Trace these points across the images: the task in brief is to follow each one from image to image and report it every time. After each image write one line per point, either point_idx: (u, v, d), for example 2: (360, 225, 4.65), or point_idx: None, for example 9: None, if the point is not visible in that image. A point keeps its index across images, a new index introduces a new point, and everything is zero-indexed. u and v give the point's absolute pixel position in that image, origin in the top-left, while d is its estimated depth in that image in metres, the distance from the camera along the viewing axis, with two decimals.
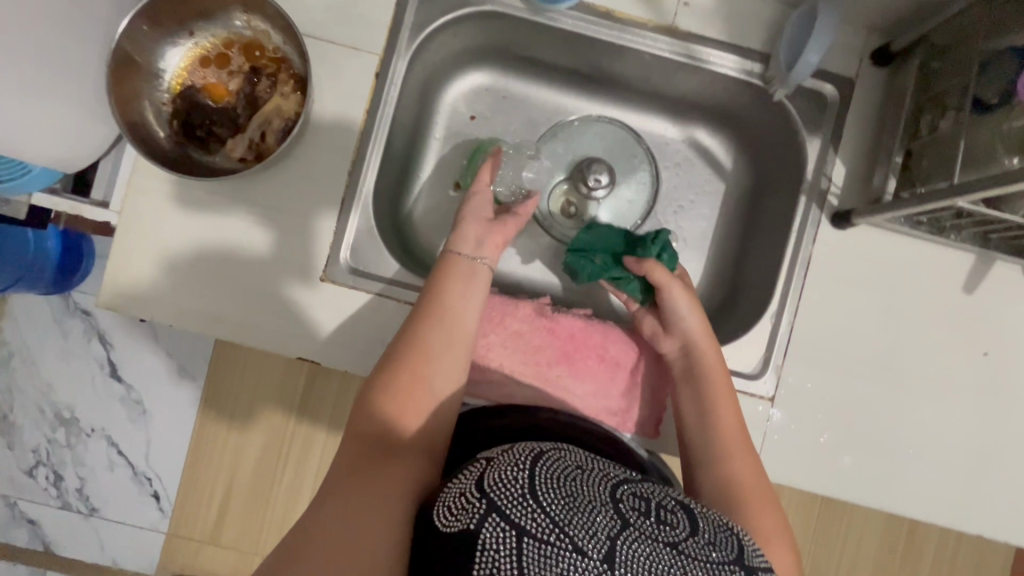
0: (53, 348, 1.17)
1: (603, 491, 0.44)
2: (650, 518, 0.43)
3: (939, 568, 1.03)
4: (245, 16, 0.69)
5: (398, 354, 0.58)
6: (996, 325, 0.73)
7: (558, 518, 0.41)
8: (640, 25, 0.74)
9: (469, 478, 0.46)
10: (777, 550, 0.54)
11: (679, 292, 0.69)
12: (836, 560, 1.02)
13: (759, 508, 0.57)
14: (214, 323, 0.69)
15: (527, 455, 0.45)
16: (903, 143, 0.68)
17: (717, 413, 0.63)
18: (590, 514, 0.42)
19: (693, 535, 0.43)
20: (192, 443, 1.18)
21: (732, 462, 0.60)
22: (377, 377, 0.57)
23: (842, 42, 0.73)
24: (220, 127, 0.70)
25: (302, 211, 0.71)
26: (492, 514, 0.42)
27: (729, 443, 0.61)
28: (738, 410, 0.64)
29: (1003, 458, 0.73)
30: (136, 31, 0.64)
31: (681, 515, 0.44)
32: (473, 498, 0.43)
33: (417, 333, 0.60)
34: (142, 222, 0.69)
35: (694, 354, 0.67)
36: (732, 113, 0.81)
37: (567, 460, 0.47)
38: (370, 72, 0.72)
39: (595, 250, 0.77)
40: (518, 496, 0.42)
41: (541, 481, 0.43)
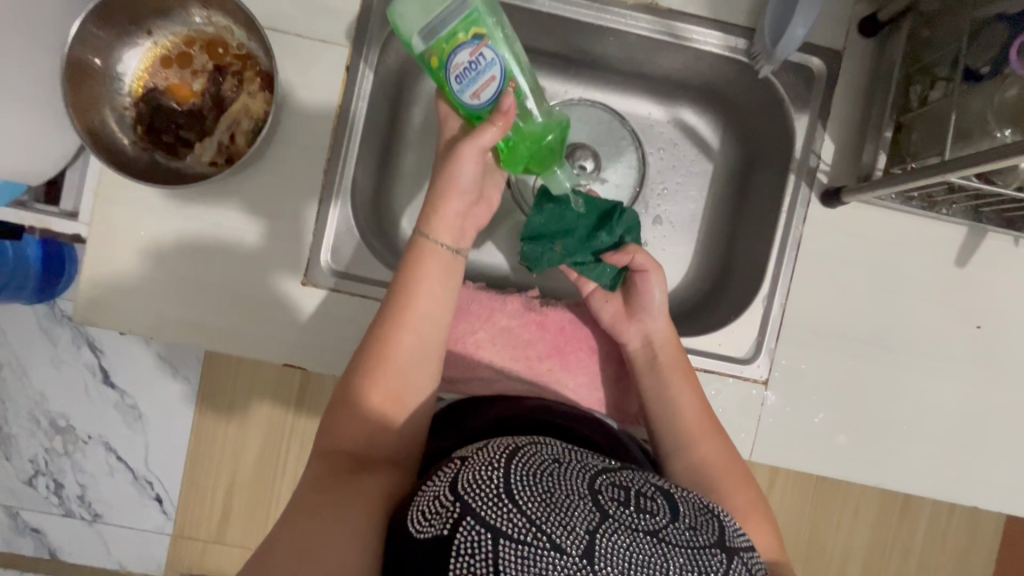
0: (41, 359, 1.16)
1: (581, 484, 0.44)
2: (629, 507, 0.43)
3: (933, 535, 1.04)
4: (205, 12, 0.66)
5: (372, 361, 0.57)
6: (989, 296, 0.72)
7: (534, 516, 0.42)
8: (619, 3, 0.71)
9: (444, 480, 0.46)
10: (754, 522, 0.57)
11: (656, 279, 0.67)
12: (834, 532, 1.03)
13: (731, 486, 0.59)
14: (198, 331, 0.69)
15: (502, 453, 0.46)
16: (894, 116, 0.66)
17: (679, 402, 0.63)
18: (567, 509, 0.42)
19: (672, 522, 0.43)
20: (189, 446, 1.18)
21: (700, 448, 0.61)
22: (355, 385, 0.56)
23: (828, 13, 0.71)
24: (188, 131, 0.67)
25: (279, 213, 0.69)
26: (467, 517, 0.42)
27: (694, 429, 0.62)
28: (701, 394, 0.64)
29: (997, 430, 0.73)
30: (88, 35, 0.61)
31: (660, 502, 0.45)
32: (449, 499, 0.43)
33: (389, 337, 0.57)
34: (118, 233, 0.68)
35: (657, 345, 0.66)
36: (719, 90, 0.79)
37: (544, 454, 0.47)
38: (340, 66, 0.69)
39: (551, 236, 0.73)
40: (493, 495, 0.42)
41: (517, 478, 0.43)
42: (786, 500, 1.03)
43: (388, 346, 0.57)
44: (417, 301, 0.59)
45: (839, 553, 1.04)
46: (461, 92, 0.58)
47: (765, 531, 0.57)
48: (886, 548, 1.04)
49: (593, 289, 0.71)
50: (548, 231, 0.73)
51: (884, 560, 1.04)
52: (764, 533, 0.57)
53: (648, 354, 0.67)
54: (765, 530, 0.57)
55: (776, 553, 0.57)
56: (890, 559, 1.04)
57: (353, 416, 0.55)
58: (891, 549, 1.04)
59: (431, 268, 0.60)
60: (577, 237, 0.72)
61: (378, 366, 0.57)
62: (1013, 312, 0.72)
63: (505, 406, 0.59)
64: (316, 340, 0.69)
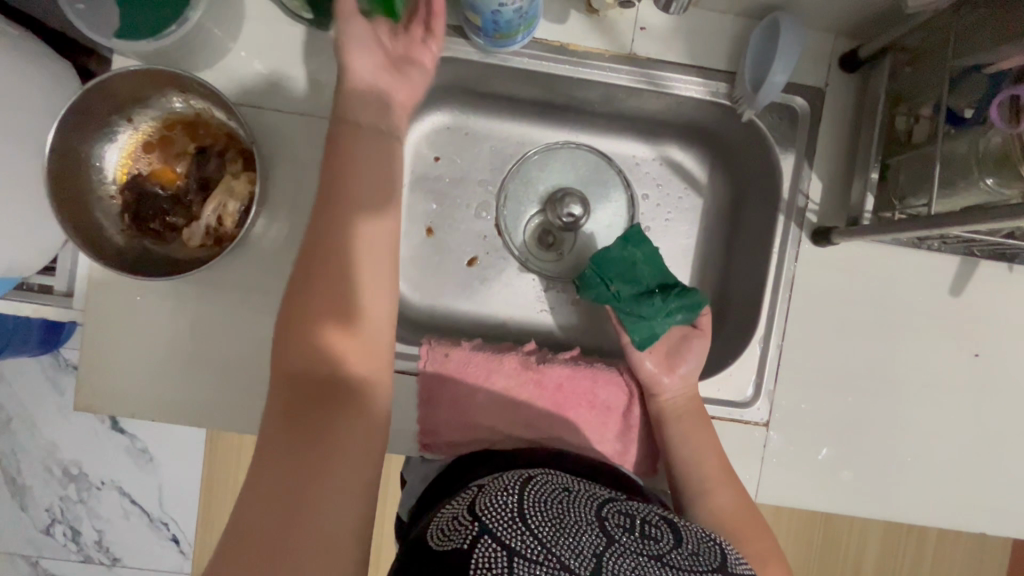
0: (50, 409, 1.16)
1: (588, 512, 0.48)
2: (633, 533, 0.47)
3: (942, 547, 1.05)
4: (182, 97, 0.65)
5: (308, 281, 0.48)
6: (986, 324, 0.72)
7: (546, 539, 0.45)
8: (599, 55, 0.71)
9: (461, 503, 0.49)
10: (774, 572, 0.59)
11: (700, 345, 0.72)
12: (845, 551, 1.04)
13: (747, 535, 0.61)
14: (201, 406, 0.69)
15: (515, 481, 0.50)
16: (879, 156, 0.65)
17: (699, 453, 0.66)
18: (576, 533, 0.46)
19: (676, 547, 0.47)
20: (204, 487, 1.18)
21: (717, 498, 0.63)
22: (295, 317, 0.48)
23: (808, 51, 0.70)
24: (174, 216, 0.67)
25: (274, 288, 0.69)
26: (484, 536, 0.44)
27: (715, 479, 0.64)
28: (719, 447, 0.67)
29: (1002, 459, 0.73)
30: (67, 131, 0.61)
31: (664, 529, 0.49)
32: (466, 519, 0.46)
33: (327, 241, 0.49)
34: (112, 317, 0.68)
35: (684, 401, 0.70)
36: (703, 128, 0.78)
37: (554, 484, 0.52)
38: (322, 138, 0.69)
39: (613, 276, 0.74)
40: (509, 517, 0.46)
41: (529, 503, 0.47)
42: (795, 519, 1.03)
43: (334, 246, 0.50)
44: (358, 189, 0.50)
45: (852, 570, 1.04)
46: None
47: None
48: (897, 564, 1.04)
49: (626, 343, 0.73)
50: (612, 270, 0.74)
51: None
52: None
53: (668, 407, 0.70)
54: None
55: None
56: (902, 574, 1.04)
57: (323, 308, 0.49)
58: (902, 563, 1.04)
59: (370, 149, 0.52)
60: (638, 290, 0.73)
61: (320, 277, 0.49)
62: (1011, 340, 0.72)
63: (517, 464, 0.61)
64: None
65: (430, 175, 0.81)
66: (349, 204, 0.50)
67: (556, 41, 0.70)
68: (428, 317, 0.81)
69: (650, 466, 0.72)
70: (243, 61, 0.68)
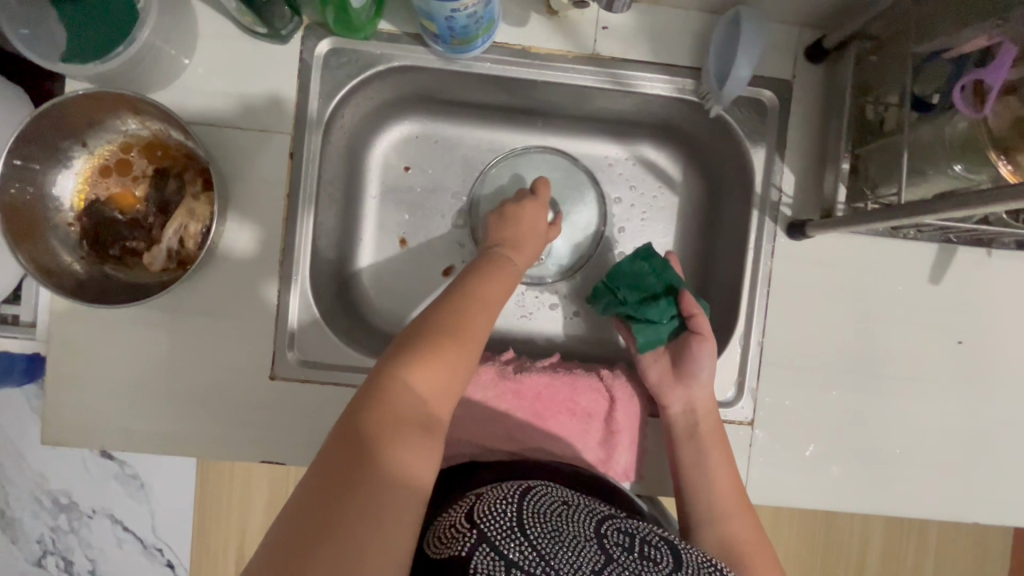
0: (35, 440, 1.13)
1: (588, 527, 0.48)
2: (632, 553, 0.46)
3: (946, 536, 1.04)
4: (137, 118, 0.64)
5: (437, 353, 0.50)
6: (968, 311, 0.71)
7: (544, 552, 0.44)
8: (560, 57, 0.70)
9: (460, 511, 0.49)
10: None
11: (708, 348, 0.68)
12: (847, 543, 1.03)
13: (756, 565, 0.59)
14: (175, 433, 0.68)
15: (517, 491, 0.49)
16: (849, 146, 0.64)
17: (718, 478, 0.64)
18: (575, 549, 0.45)
19: (675, 570, 0.45)
20: (197, 510, 1.16)
21: (731, 524, 0.61)
22: (413, 368, 0.48)
23: (773, 44, 0.69)
24: (134, 241, 0.65)
25: (243, 308, 0.68)
26: (483, 544, 0.44)
27: (729, 506, 0.62)
28: (736, 470, 0.65)
29: (993, 447, 0.72)
30: (17, 159, 0.59)
31: (664, 550, 0.47)
32: (465, 526, 0.46)
33: (467, 329, 0.53)
34: (78, 346, 0.67)
35: (700, 414, 0.67)
36: (675, 126, 0.77)
37: (554, 496, 0.51)
38: (284, 153, 0.68)
39: (623, 287, 0.73)
40: (508, 529, 0.45)
41: (530, 516, 0.47)
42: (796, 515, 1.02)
43: (456, 307, 0.55)
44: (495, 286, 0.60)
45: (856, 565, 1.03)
46: (364, 6, 0.63)
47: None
48: (901, 556, 1.03)
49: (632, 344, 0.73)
50: (621, 281, 0.74)
51: (899, 568, 1.03)
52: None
53: (687, 422, 0.67)
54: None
55: None
56: (906, 567, 1.03)
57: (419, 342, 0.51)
58: (906, 556, 1.03)
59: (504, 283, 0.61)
60: (647, 301, 0.72)
61: (441, 353, 0.50)
62: (995, 326, 0.71)
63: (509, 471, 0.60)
64: (295, 428, 0.69)
65: (400, 186, 0.80)
66: (487, 311, 0.56)
67: (518, 45, 0.69)
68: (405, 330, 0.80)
69: (638, 473, 0.71)
70: (200, 79, 0.67)
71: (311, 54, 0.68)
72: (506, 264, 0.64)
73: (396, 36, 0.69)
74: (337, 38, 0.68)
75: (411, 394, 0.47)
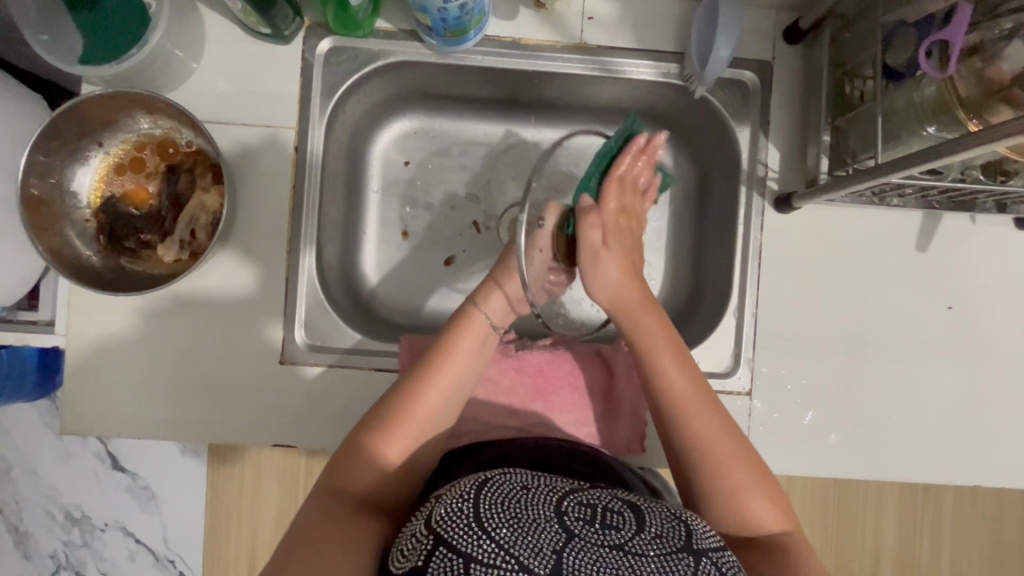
0: (48, 454, 1.15)
1: (547, 507, 0.47)
2: (594, 525, 0.46)
3: (962, 509, 1.04)
4: (149, 118, 0.68)
5: (386, 434, 0.55)
6: (956, 276, 0.73)
7: (503, 540, 0.45)
8: (550, 48, 0.73)
9: (419, 518, 0.49)
10: (751, 502, 0.52)
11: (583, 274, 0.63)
12: (862, 518, 1.03)
13: (726, 464, 0.53)
14: (188, 421, 0.70)
15: (472, 485, 0.49)
16: (828, 120, 0.67)
17: (666, 373, 0.57)
18: (535, 532, 0.45)
19: (637, 534, 0.46)
20: (207, 521, 1.14)
21: (693, 422, 0.55)
22: (371, 442, 0.55)
23: (752, 27, 0.72)
24: (149, 233, 0.69)
25: (254, 296, 0.71)
26: (440, 547, 0.45)
27: (687, 400, 0.56)
28: (690, 362, 0.58)
29: (991, 408, 0.73)
30: (39, 160, 0.63)
31: (626, 515, 0.48)
32: (423, 534, 0.46)
33: (420, 404, 0.57)
34: (96, 340, 0.70)
35: (619, 295, 0.61)
36: (665, 112, 0.79)
37: (512, 481, 0.50)
38: (288, 148, 0.71)
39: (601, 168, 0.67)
40: (464, 526, 0.45)
41: (486, 508, 0.46)
42: (809, 491, 1.03)
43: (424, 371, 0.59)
44: (469, 342, 0.61)
45: (872, 539, 1.03)
46: (362, 4, 0.67)
47: (769, 507, 0.53)
48: (915, 528, 1.03)
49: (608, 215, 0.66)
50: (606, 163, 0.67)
51: (915, 539, 1.03)
52: (768, 509, 0.53)
53: (620, 315, 0.61)
54: (767, 505, 0.53)
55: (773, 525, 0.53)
56: (922, 538, 1.03)
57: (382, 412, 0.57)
58: (921, 528, 1.03)
59: (470, 342, 0.61)
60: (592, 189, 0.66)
61: (400, 424, 0.56)
62: (984, 290, 0.73)
63: (499, 451, 0.61)
64: (305, 412, 0.71)
65: (400, 180, 0.83)
66: (453, 372, 0.59)
67: (508, 37, 0.73)
68: (409, 317, 0.82)
69: (641, 446, 0.72)
70: (208, 80, 0.70)
71: (313, 53, 0.72)
72: (479, 310, 0.64)
73: (393, 34, 0.72)
74: (337, 37, 0.72)
75: (369, 462, 0.54)
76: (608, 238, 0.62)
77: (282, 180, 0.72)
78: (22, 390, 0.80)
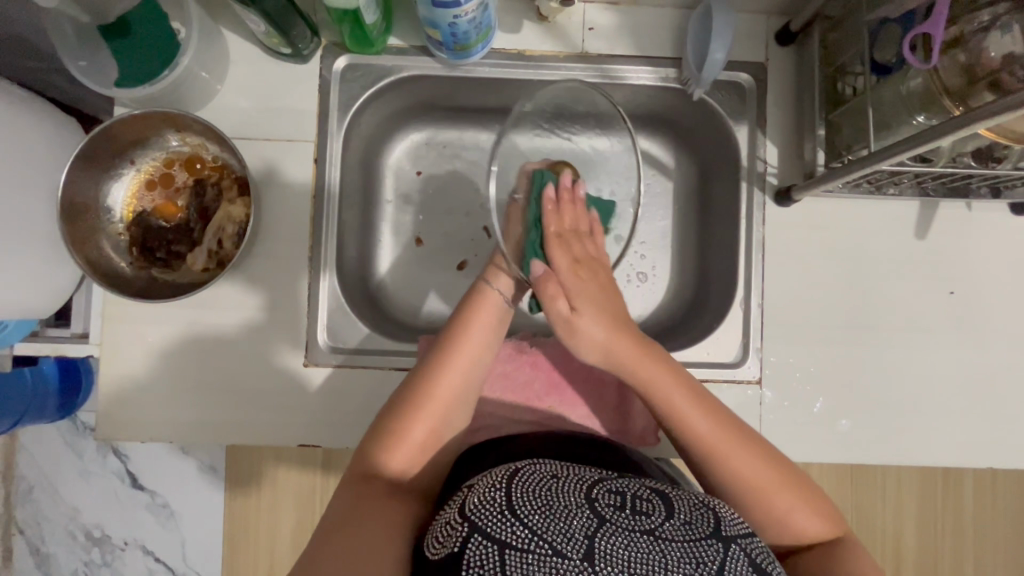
0: (70, 473, 1.17)
1: (578, 495, 0.47)
2: (624, 511, 0.46)
3: (981, 497, 1.04)
4: (178, 135, 0.72)
5: (410, 415, 0.57)
6: (956, 262, 0.75)
7: (536, 527, 0.44)
8: (553, 58, 0.77)
9: (453, 507, 0.48)
10: (809, 520, 0.54)
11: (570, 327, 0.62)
12: (880, 509, 1.04)
13: (774, 488, 0.54)
14: (216, 424, 0.73)
15: (503, 475, 0.48)
16: (822, 115, 0.70)
17: (690, 421, 0.57)
18: (567, 519, 0.44)
19: (668, 519, 0.45)
20: (227, 534, 1.15)
21: (729, 466, 0.55)
22: (387, 444, 0.56)
23: (744, 31, 0.76)
24: (178, 244, 0.73)
25: (278, 302, 0.74)
26: (475, 534, 0.44)
27: (718, 445, 0.56)
28: (710, 403, 0.58)
29: (998, 389, 0.74)
30: (76, 178, 0.67)
31: (656, 501, 0.47)
32: (458, 521, 0.45)
33: (439, 383, 0.59)
34: (127, 348, 0.73)
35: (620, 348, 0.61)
36: (665, 115, 0.83)
37: (542, 471, 0.49)
38: (308, 159, 0.75)
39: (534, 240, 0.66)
40: (498, 513, 0.45)
41: (520, 496, 0.46)
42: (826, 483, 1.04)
43: (437, 364, 0.60)
44: (480, 332, 0.63)
45: (891, 530, 1.04)
46: (377, 24, 0.71)
47: (818, 520, 0.54)
48: (934, 517, 1.04)
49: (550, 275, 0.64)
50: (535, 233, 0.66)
51: (935, 529, 1.04)
52: (817, 522, 0.54)
53: (621, 369, 0.61)
54: (816, 517, 0.54)
55: (834, 530, 0.55)
56: (941, 528, 1.04)
57: (395, 411, 0.58)
58: (940, 517, 1.04)
59: (484, 321, 0.64)
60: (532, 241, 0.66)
61: (417, 414, 0.57)
62: (984, 275, 0.75)
63: (524, 441, 0.62)
64: (327, 412, 0.74)
65: (413, 189, 0.86)
66: (466, 363, 0.61)
67: (513, 49, 0.77)
68: (425, 319, 0.85)
69: (655, 436, 0.74)
70: (231, 98, 0.75)
71: (330, 70, 0.76)
72: (490, 298, 0.66)
73: (405, 49, 0.77)
74: (353, 54, 0.76)
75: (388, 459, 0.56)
76: (574, 301, 0.62)
77: (302, 190, 0.75)
78: (46, 412, 0.85)
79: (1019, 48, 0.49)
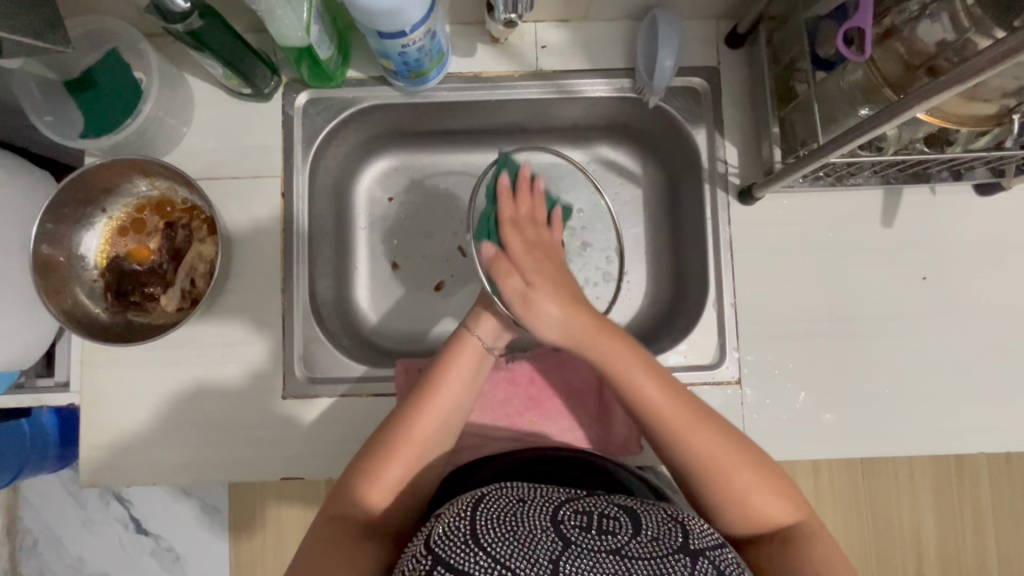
0: (73, 522, 1.16)
1: (543, 518, 0.46)
2: (590, 531, 0.45)
3: (998, 482, 1.02)
4: (147, 180, 0.73)
5: (383, 460, 0.57)
6: (927, 247, 0.75)
7: (499, 555, 0.43)
8: (510, 77, 0.78)
9: (419, 540, 0.47)
10: (772, 503, 0.53)
11: (542, 304, 0.59)
12: (895, 501, 1.02)
13: (734, 469, 0.53)
14: (201, 463, 0.73)
15: (467, 503, 0.47)
16: (775, 112, 0.71)
17: (648, 398, 0.56)
18: (530, 543, 0.43)
19: (634, 537, 0.45)
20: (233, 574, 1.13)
21: (688, 442, 0.54)
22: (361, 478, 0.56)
23: (693, 37, 0.78)
24: (152, 286, 0.74)
25: (254, 336, 0.75)
26: (437, 567, 0.43)
27: (673, 419, 0.55)
28: (669, 377, 0.58)
29: (982, 372, 0.73)
30: (47, 231, 0.68)
31: (623, 520, 0.46)
32: (422, 554, 0.45)
33: (418, 431, 0.59)
34: (108, 393, 0.73)
35: (571, 329, 0.59)
36: (627, 124, 0.84)
37: (509, 496, 0.49)
38: (276, 195, 0.77)
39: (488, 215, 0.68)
40: (461, 542, 0.44)
41: (483, 523, 0.45)
42: (837, 479, 1.02)
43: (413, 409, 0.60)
44: (458, 378, 0.63)
45: (908, 521, 1.02)
46: (333, 59, 0.73)
47: (780, 503, 0.53)
48: (951, 509, 1.02)
49: (494, 253, 0.62)
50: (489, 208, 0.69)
51: (952, 518, 1.02)
52: (777, 504, 0.53)
53: (579, 346, 0.59)
54: (777, 500, 0.53)
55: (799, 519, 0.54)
56: (959, 517, 1.02)
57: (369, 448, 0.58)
58: (958, 505, 1.02)
59: (463, 367, 0.64)
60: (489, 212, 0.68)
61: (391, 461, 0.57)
62: (956, 259, 0.75)
63: (501, 462, 0.61)
64: (311, 442, 0.73)
65: (386, 216, 0.87)
66: (443, 413, 0.60)
67: (469, 72, 0.78)
68: (404, 343, 0.85)
69: (638, 444, 0.73)
70: (197, 141, 0.77)
71: (292, 106, 0.78)
72: (467, 340, 0.65)
73: (363, 81, 0.78)
74: (313, 89, 0.78)
75: (359, 499, 0.55)
76: (529, 277, 0.60)
77: (271, 224, 0.76)
78: (44, 463, 0.84)
79: (950, 34, 0.50)
